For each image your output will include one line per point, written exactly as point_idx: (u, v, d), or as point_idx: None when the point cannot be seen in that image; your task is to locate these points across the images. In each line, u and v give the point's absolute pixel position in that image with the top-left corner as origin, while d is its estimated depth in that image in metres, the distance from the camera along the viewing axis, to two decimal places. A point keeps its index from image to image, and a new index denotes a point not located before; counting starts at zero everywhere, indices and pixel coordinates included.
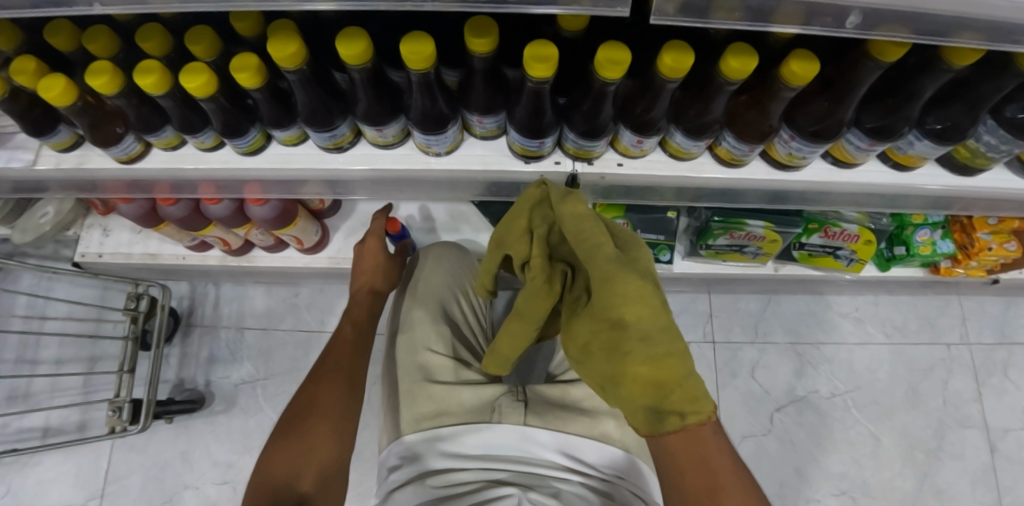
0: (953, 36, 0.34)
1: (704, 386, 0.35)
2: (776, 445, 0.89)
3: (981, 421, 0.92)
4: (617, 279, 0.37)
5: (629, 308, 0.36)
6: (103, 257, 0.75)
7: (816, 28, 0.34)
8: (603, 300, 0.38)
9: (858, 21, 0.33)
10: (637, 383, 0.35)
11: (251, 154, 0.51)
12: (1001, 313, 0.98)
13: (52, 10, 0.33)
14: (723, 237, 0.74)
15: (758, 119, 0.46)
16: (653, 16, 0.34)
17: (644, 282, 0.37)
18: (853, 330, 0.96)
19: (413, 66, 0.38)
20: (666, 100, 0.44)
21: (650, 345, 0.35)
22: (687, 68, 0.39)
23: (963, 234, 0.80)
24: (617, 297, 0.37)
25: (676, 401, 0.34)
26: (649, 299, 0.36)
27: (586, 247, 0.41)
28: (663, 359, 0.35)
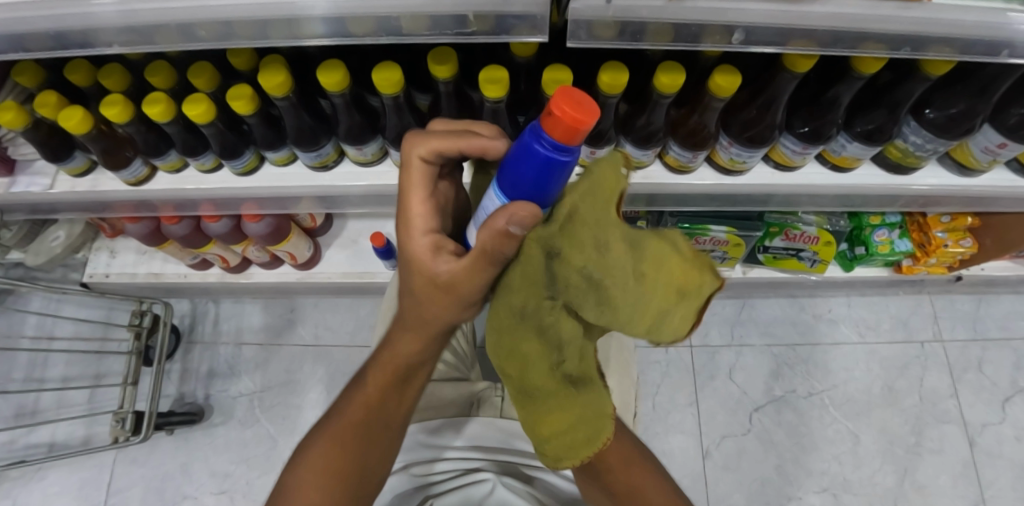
0: (856, 46, 0.39)
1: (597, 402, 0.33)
2: (756, 444, 0.91)
3: (959, 417, 0.95)
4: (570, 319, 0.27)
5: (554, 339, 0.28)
6: (110, 277, 0.80)
7: (711, 46, 0.39)
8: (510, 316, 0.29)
9: (742, 37, 0.38)
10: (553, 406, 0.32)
11: (246, 174, 0.57)
12: (972, 311, 1.02)
13: (78, 51, 0.38)
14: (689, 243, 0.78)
15: (759, 118, 0.52)
16: (571, 40, 0.38)
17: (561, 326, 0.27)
18: (828, 331, 1.00)
19: (385, 90, 0.45)
20: (662, 114, 0.50)
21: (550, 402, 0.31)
22: (679, 85, 0.45)
23: (921, 233, 0.84)
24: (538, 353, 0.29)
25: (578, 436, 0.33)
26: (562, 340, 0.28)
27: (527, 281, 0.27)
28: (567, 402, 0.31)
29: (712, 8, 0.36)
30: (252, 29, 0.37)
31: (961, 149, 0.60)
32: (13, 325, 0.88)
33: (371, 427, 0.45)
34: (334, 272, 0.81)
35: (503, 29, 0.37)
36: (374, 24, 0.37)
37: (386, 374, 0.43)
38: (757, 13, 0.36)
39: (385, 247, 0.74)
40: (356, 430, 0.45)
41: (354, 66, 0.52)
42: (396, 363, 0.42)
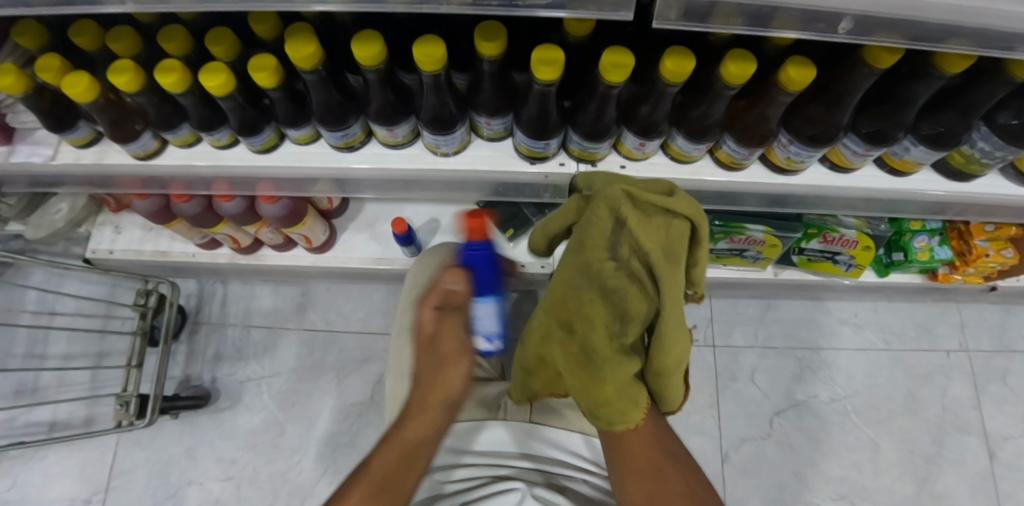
0: (942, 43, 0.34)
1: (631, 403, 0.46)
2: (775, 449, 0.89)
3: (980, 428, 0.93)
4: (619, 294, 0.43)
5: (597, 322, 0.44)
6: (114, 254, 0.76)
7: (809, 34, 0.34)
8: (562, 296, 0.47)
9: (849, 26, 0.33)
10: (590, 383, 0.46)
11: (265, 152, 0.52)
12: (999, 321, 0.99)
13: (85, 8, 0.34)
14: (723, 241, 0.75)
15: (825, 115, 0.47)
16: (656, 22, 0.33)
17: (597, 302, 0.44)
18: (852, 335, 0.97)
19: (425, 67, 0.40)
20: (723, 106, 0.46)
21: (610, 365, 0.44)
22: (749, 76, 0.41)
23: (961, 241, 0.81)
24: (602, 309, 0.44)
25: (608, 410, 0.45)
26: (596, 306, 0.44)
27: (586, 271, 0.44)
28: (605, 383, 0.45)
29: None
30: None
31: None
32: (12, 299, 0.85)
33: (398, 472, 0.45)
34: (350, 257, 0.77)
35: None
36: None
37: (394, 453, 0.46)
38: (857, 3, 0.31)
39: (404, 234, 0.70)
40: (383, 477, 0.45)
41: (388, 40, 0.48)
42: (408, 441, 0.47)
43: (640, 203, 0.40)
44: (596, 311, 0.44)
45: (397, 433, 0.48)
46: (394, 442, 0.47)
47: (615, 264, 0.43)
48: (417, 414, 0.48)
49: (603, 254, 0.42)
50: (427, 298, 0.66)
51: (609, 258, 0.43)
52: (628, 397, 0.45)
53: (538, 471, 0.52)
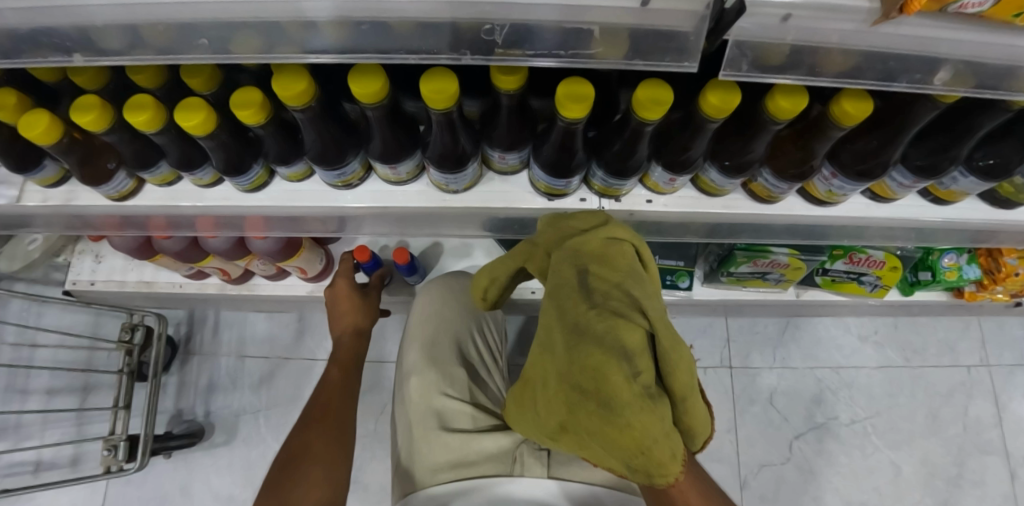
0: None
1: (669, 450, 0.35)
2: (794, 475, 0.86)
3: (1002, 447, 0.90)
4: (618, 340, 0.36)
5: (602, 372, 0.35)
6: (96, 285, 0.71)
7: (900, 85, 0.29)
8: (560, 357, 0.38)
9: (948, 75, 0.29)
10: (613, 443, 0.35)
11: (254, 191, 0.47)
12: (1021, 334, 0.96)
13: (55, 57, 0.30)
14: (746, 265, 0.70)
15: (878, 149, 0.43)
16: (725, 71, 0.28)
17: (597, 351, 0.35)
18: (870, 353, 0.94)
19: (435, 105, 0.35)
20: (766, 140, 0.41)
21: (630, 410, 0.34)
22: (801, 110, 0.36)
23: (989, 259, 0.76)
24: (608, 360, 0.35)
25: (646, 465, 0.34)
26: (594, 355, 0.35)
27: (574, 326, 0.38)
28: (631, 425, 0.34)
29: (913, 36, 0.26)
30: (233, 25, 0.28)
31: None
32: None
33: (336, 411, 0.57)
34: None
35: (589, 43, 0.29)
36: (422, 29, 0.29)
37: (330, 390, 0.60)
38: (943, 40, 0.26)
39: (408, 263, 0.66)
40: (328, 413, 0.56)
41: (390, 67, 0.43)
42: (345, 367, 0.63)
43: (603, 234, 0.41)
44: (597, 360, 0.35)
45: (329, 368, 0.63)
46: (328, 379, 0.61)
47: (598, 311, 0.37)
48: (343, 340, 0.66)
49: (579, 305, 0.38)
50: (434, 337, 0.65)
51: (589, 306, 0.38)
52: (667, 440, 0.35)
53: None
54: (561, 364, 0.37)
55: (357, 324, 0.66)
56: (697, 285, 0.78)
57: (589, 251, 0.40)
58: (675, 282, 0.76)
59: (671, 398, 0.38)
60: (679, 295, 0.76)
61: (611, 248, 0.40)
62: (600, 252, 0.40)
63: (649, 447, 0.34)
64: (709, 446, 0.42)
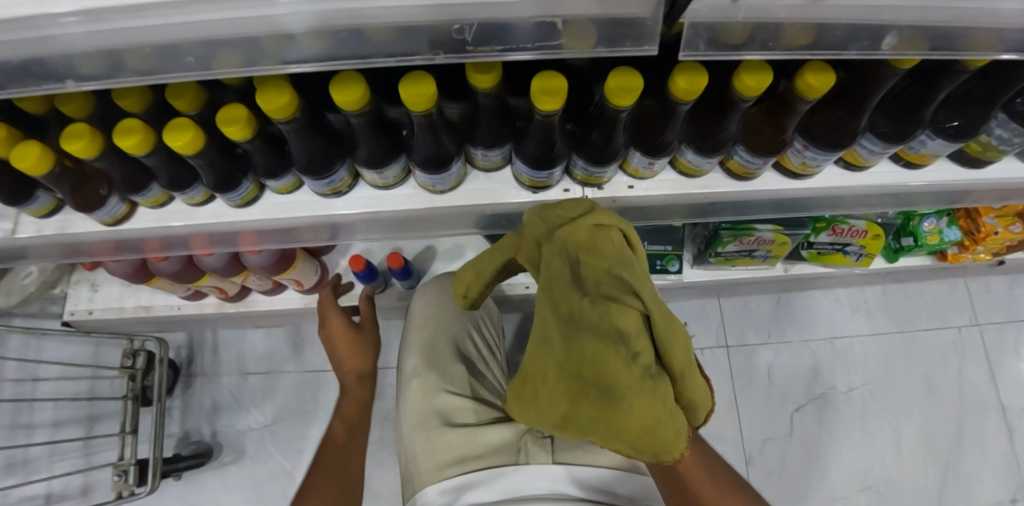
0: (972, 47, 0.31)
1: (670, 426, 0.38)
2: (798, 447, 0.88)
3: (998, 403, 0.92)
4: (614, 328, 0.38)
5: (602, 362, 0.38)
6: (94, 314, 0.71)
7: (851, 53, 0.31)
8: (563, 349, 0.40)
9: (893, 41, 0.30)
10: (619, 428, 0.38)
11: (244, 206, 0.48)
12: (1007, 292, 0.98)
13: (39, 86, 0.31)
14: (732, 244, 0.72)
15: (844, 120, 0.44)
16: (683, 53, 0.30)
17: (594, 342, 0.38)
18: (863, 322, 0.95)
19: (415, 107, 0.37)
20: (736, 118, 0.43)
21: (631, 395, 0.36)
22: (765, 87, 0.38)
23: (968, 220, 0.78)
24: (605, 348, 0.38)
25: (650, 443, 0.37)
26: (591, 347, 0.38)
27: (570, 319, 0.40)
28: (633, 410, 0.36)
29: (858, 6, 0.28)
30: (211, 45, 0.29)
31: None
32: None
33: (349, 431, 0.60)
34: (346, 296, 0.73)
35: (557, 35, 0.31)
36: (398, 34, 0.30)
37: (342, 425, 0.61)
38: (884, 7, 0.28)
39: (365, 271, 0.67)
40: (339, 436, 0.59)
41: (371, 75, 0.45)
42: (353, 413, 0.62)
43: (592, 217, 0.41)
44: (595, 350, 0.38)
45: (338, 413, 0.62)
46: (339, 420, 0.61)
47: (590, 300, 0.39)
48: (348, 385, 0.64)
49: (573, 296, 0.40)
50: (433, 338, 0.66)
51: (582, 296, 0.40)
52: (670, 417, 0.38)
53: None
54: (565, 357, 0.40)
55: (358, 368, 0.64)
56: (687, 267, 0.80)
57: (577, 237, 0.40)
58: (665, 266, 0.77)
59: (672, 373, 0.40)
60: (670, 279, 0.77)
61: (599, 235, 0.40)
62: (589, 238, 0.40)
63: (653, 427, 0.37)
64: (710, 417, 0.45)
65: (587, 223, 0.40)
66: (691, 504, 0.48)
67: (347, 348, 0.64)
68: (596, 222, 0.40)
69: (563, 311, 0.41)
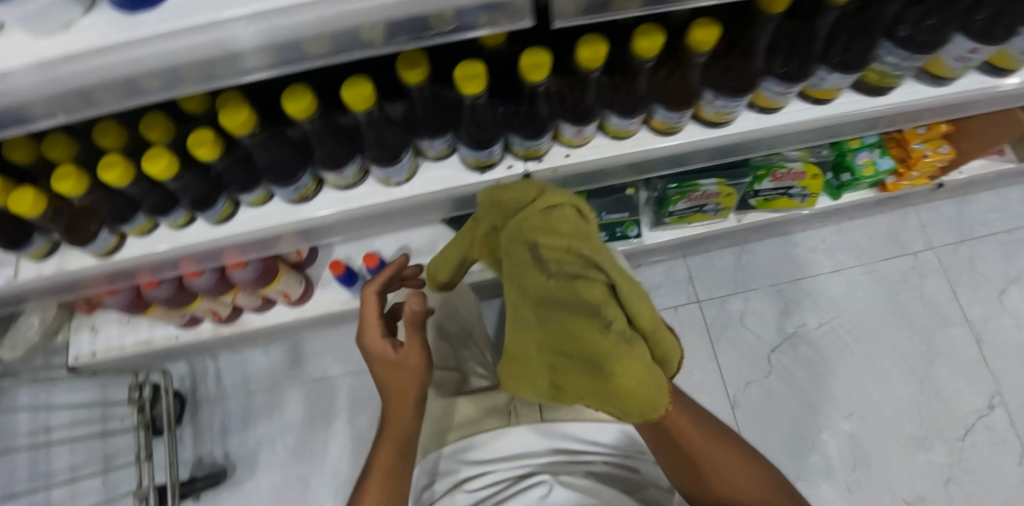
0: None
1: (653, 382, 0.41)
2: (780, 385, 0.93)
3: (962, 317, 0.98)
4: (586, 302, 0.41)
5: (584, 333, 0.40)
6: (97, 355, 0.75)
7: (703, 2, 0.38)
8: (545, 329, 0.43)
9: None
10: (608, 391, 0.41)
11: (224, 222, 0.53)
12: (956, 213, 1.04)
13: (15, 126, 0.35)
14: (682, 201, 0.77)
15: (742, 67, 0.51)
16: (559, 20, 0.36)
17: (573, 318, 0.41)
18: (825, 260, 1.01)
19: (358, 107, 0.42)
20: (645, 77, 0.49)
21: (613, 359, 0.40)
22: (659, 47, 0.43)
23: (899, 149, 0.84)
24: (582, 321, 0.41)
25: (639, 401, 0.41)
26: (572, 323, 0.41)
27: (542, 301, 0.43)
28: (618, 371, 0.40)
29: None
30: (179, 75, 0.34)
31: (935, 61, 0.59)
32: None
33: (392, 457, 0.53)
34: (333, 303, 0.78)
35: (469, 21, 0.36)
36: (332, 41, 0.35)
37: (389, 452, 0.54)
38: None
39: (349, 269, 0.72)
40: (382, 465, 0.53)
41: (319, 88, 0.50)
42: (399, 437, 0.54)
43: (544, 204, 0.44)
44: (576, 324, 0.41)
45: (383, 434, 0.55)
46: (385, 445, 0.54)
47: (558, 279, 0.42)
48: (394, 408, 0.55)
49: (539, 279, 0.42)
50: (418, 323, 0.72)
51: (549, 278, 0.42)
52: (651, 375, 0.41)
53: (573, 463, 0.58)
54: (546, 335, 0.44)
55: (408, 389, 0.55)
56: (646, 231, 0.86)
57: (532, 222, 0.43)
58: (626, 232, 0.83)
59: (644, 332, 0.44)
60: (632, 242, 0.84)
61: (553, 219, 0.43)
62: (546, 223, 0.43)
63: (639, 384, 0.40)
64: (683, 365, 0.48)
65: (537, 211, 0.44)
66: (677, 447, 0.51)
67: (394, 373, 0.55)
68: (548, 207, 0.44)
69: (535, 294, 0.43)
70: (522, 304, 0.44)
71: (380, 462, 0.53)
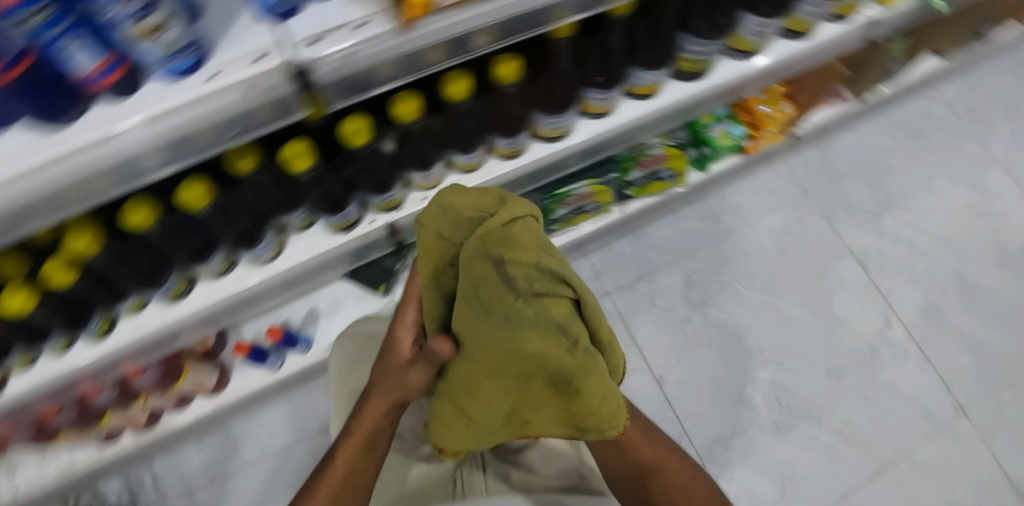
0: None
1: (618, 395, 0.37)
2: (722, 342, 1.05)
3: (846, 249, 1.16)
4: (554, 323, 0.34)
5: (551, 357, 0.34)
6: (38, 483, 0.70)
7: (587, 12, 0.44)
8: (500, 357, 0.36)
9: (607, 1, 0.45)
10: (574, 406, 0.37)
11: (180, 296, 0.54)
12: (818, 161, 1.23)
13: None
14: (562, 207, 0.85)
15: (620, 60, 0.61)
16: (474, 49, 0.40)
17: (539, 336, 0.34)
18: (730, 223, 1.15)
19: (309, 160, 0.45)
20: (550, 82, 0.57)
21: (585, 380, 0.35)
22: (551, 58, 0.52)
23: (746, 114, 0.95)
24: (549, 343, 0.34)
25: (601, 416, 0.37)
26: (541, 349, 0.34)
27: (506, 319, 0.35)
28: (590, 391, 0.35)
29: None
30: (120, 174, 0.32)
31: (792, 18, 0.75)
32: None
33: (359, 457, 0.48)
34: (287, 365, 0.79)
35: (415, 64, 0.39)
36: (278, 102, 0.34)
37: (355, 447, 0.48)
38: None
39: (289, 330, 0.78)
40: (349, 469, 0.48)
41: None
42: (364, 437, 0.48)
43: (479, 221, 0.35)
44: (534, 349, 0.34)
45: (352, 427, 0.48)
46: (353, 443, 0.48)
47: (520, 299, 0.34)
48: (379, 415, 0.47)
49: (500, 297, 0.34)
50: None
51: (519, 297, 0.34)
52: (611, 394, 0.37)
53: None
54: (506, 361, 0.36)
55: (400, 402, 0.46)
56: None
57: (490, 228, 0.34)
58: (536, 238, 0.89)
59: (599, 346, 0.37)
60: None
61: (518, 229, 0.34)
62: (488, 246, 0.34)
63: (604, 398, 0.36)
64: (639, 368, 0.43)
65: (481, 221, 0.35)
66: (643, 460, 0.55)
67: (392, 384, 0.46)
68: (509, 213, 0.35)
69: (494, 313, 0.35)
70: (486, 327, 0.36)
71: (345, 458, 0.48)
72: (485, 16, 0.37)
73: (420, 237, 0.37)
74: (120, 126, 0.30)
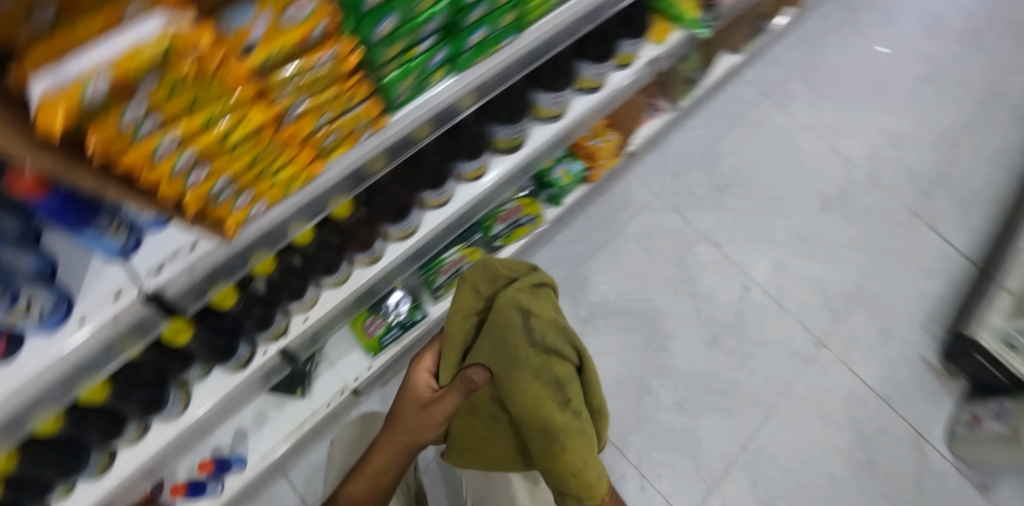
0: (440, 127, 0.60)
1: (589, 461, 0.61)
2: (616, 346, 1.24)
3: (699, 235, 1.37)
4: (554, 374, 0.61)
5: (546, 401, 0.59)
6: None
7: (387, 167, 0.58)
8: (513, 396, 0.61)
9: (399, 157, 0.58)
10: (557, 453, 0.60)
11: (105, 471, 0.60)
12: (659, 164, 1.44)
13: None
14: (441, 274, 0.98)
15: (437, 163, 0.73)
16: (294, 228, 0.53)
17: (539, 385, 0.60)
18: (599, 238, 1.33)
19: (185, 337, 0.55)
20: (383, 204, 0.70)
21: (565, 430, 0.59)
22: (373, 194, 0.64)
23: (580, 149, 1.11)
24: (546, 388, 0.60)
25: (575, 470, 0.60)
26: (541, 392, 0.60)
27: (517, 364, 0.62)
28: (570, 442, 0.59)
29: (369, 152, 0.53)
30: (41, 401, 0.40)
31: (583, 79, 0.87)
32: None
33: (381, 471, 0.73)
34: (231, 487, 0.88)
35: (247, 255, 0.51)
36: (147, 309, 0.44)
37: (385, 455, 0.73)
38: (379, 147, 0.52)
39: (220, 457, 0.88)
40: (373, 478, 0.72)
41: None
42: (395, 445, 0.73)
43: (512, 300, 0.65)
44: (535, 392, 0.60)
45: (386, 437, 0.75)
46: (385, 447, 0.74)
47: (536, 351, 0.62)
48: (405, 437, 0.73)
49: (520, 349, 0.62)
50: None
51: (531, 345, 0.62)
52: (586, 457, 0.60)
53: None
54: (514, 398, 0.62)
55: (421, 433, 0.72)
56: (432, 306, 1.02)
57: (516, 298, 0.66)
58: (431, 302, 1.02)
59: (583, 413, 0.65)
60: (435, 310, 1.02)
61: (535, 305, 0.66)
62: (518, 310, 0.65)
63: (580, 456, 0.60)
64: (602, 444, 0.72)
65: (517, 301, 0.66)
66: None
67: (419, 411, 0.72)
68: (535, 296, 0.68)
69: (513, 360, 0.62)
70: (503, 362, 0.63)
71: (374, 464, 0.73)
72: (295, 204, 0.49)
73: (464, 295, 0.70)
74: (69, 342, 0.39)
